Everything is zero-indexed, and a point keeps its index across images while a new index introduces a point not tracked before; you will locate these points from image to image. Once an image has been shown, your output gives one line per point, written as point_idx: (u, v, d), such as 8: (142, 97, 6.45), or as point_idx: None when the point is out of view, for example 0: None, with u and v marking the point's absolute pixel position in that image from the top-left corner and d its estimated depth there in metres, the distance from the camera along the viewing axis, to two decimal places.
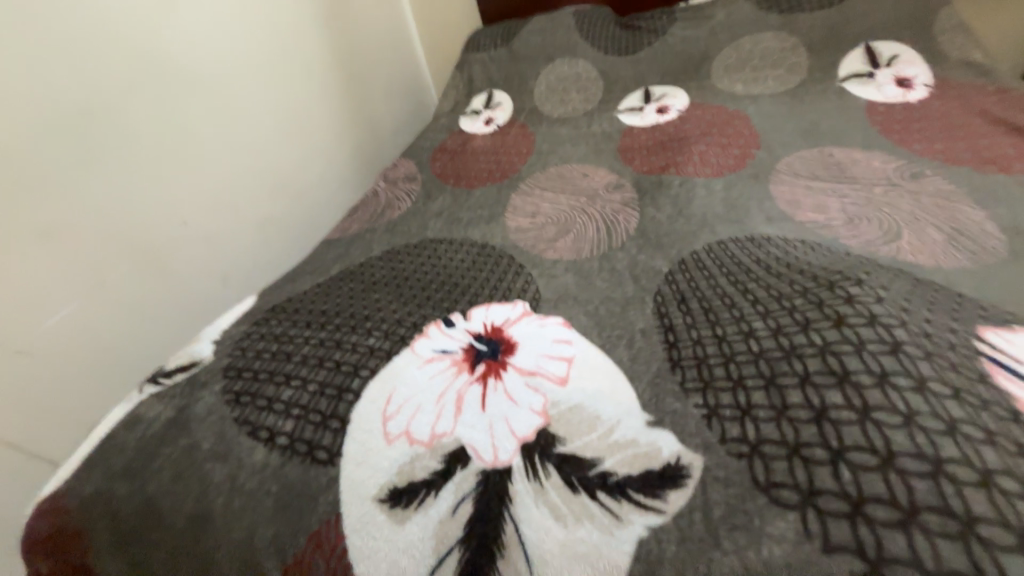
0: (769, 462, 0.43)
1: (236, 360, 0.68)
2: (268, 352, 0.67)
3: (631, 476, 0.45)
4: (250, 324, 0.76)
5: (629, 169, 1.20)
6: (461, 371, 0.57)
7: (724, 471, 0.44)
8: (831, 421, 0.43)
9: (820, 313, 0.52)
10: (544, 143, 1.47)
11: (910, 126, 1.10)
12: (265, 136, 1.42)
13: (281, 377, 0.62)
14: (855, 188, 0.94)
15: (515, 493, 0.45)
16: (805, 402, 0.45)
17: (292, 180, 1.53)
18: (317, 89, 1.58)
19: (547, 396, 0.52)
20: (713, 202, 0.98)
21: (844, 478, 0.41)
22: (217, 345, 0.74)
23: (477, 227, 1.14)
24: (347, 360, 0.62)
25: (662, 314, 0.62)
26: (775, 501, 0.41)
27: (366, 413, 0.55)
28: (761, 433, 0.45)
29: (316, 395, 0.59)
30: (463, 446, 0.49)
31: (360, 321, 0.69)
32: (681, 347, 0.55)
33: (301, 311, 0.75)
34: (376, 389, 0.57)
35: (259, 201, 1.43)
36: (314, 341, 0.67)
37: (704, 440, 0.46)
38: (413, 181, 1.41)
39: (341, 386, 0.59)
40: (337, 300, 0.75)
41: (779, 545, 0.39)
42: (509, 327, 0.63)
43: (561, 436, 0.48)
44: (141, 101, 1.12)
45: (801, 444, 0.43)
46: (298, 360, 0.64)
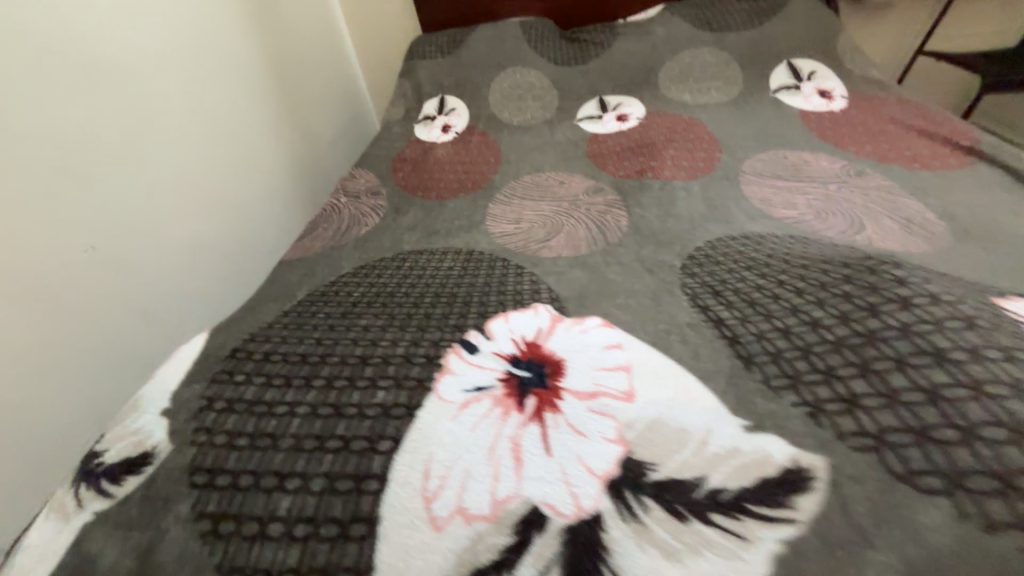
0: (905, 453, 0.41)
1: (191, 453, 0.50)
2: (244, 436, 0.50)
3: (747, 490, 0.40)
4: (201, 382, 0.58)
5: (604, 175, 1.22)
6: (507, 411, 0.49)
7: (854, 468, 0.41)
8: (947, 401, 0.42)
9: (881, 296, 0.52)
10: (511, 152, 1.44)
11: (841, 131, 1.24)
12: (194, 143, 1.21)
13: (270, 478, 0.47)
14: (815, 185, 1.03)
15: (613, 541, 0.39)
16: (913, 385, 0.44)
17: (224, 194, 1.32)
18: (249, 91, 1.39)
19: (618, 418, 0.48)
20: (695, 203, 1.01)
21: (985, 455, 0.39)
22: (173, 421, 0.54)
23: (458, 235, 1.06)
24: (358, 435, 0.49)
25: (703, 310, 0.61)
26: (925, 492, 0.39)
27: (400, 507, 0.43)
28: (881, 423, 0.43)
29: (326, 495, 0.45)
30: (536, 506, 0.41)
31: (359, 373, 0.55)
32: (744, 343, 0.54)
33: (273, 363, 0.58)
34: (407, 464, 0.46)
35: (190, 221, 1.22)
36: (304, 412, 0.52)
37: (819, 439, 0.43)
38: (378, 195, 1.29)
39: (358, 474, 0.46)
40: (320, 345, 0.60)
41: (939, 534, 0.37)
42: (547, 340, 0.57)
43: (650, 461, 0.44)
44: (24, 96, 0.87)
45: (927, 428, 0.41)
46: (289, 445, 0.49)
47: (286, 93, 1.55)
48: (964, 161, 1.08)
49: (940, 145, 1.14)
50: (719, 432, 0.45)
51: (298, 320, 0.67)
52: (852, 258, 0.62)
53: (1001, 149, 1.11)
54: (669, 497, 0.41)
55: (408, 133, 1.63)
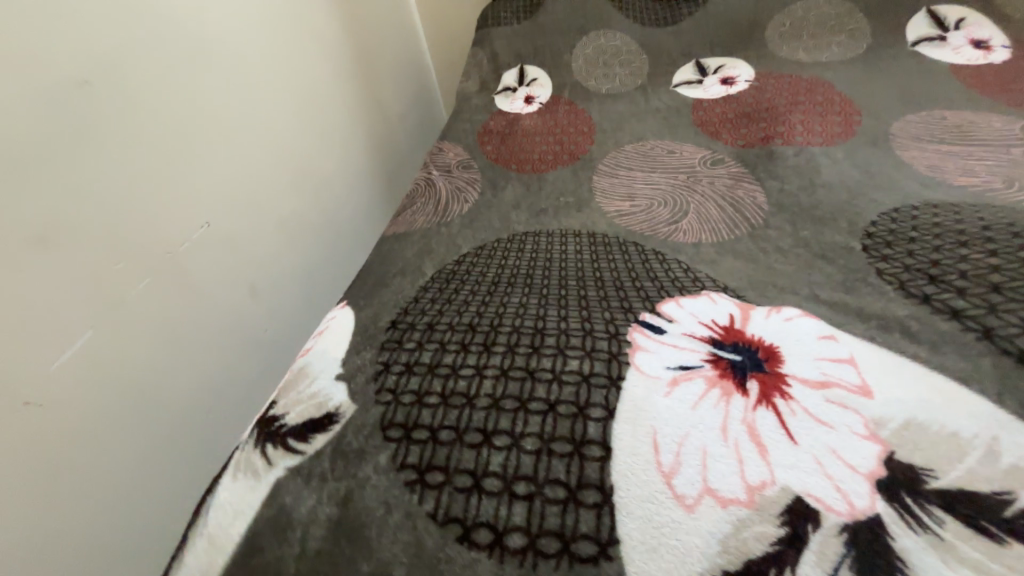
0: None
1: (384, 412, 0.48)
2: (434, 395, 0.48)
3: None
4: (375, 349, 0.56)
5: (721, 144, 1.10)
6: (727, 393, 0.44)
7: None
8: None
9: None
10: (606, 121, 1.35)
11: (1008, 86, 1.06)
12: (282, 117, 1.17)
13: (475, 434, 0.44)
14: (992, 149, 0.88)
15: (909, 552, 0.33)
16: None
17: (312, 172, 1.29)
18: (330, 67, 1.35)
19: (862, 413, 0.41)
20: (844, 170, 0.89)
21: None
22: (352, 384, 0.52)
23: (568, 214, 0.99)
24: (562, 399, 0.45)
25: (926, 296, 0.52)
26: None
27: (631, 475, 0.40)
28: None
29: (543, 457, 0.42)
30: (801, 497, 0.36)
31: (541, 341, 0.52)
32: (1008, 336, 0.46)
33: (441, 329, 0.56)
34: (629, 431, 0.42)
35: (283, 198, 1.18)
36: (494, 373, 0.49)
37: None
38: (471, 169, 1.24)
39: (575, 438, 0.42)
40: (484, 315, 0.57)
41: None
42: (747, 325, 0.51)
43: (925, 467, 0.37)
44: (157, 65, 0.86)
45: None
46: (488, 403, 0.46)
47: (365, 73, 1.51)
48: None
49: None
50: (1008, 440, 0.38)
51: (446, 291, 0.64)
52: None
53: None
54: (969, 511, 0.34)
55: (489, 104, 1.55)
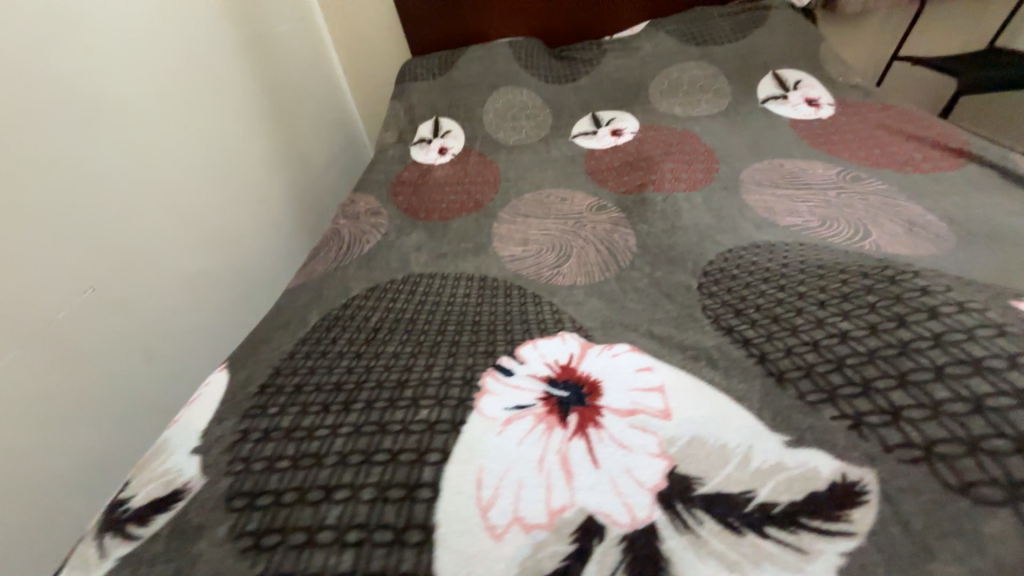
0: (959, 465, 0.38)
1: (236, 482, 0.48)
2: (285, 459, 0.49)
3: (798, 503, 0.40)
4: (241, 417, 0.57)
5: (606, 191, 1.23)
6: (551, 427, 0.49)
7: (903, 481, 0.39)
8: (997, 409, 0.40)
9: (907, 306, 0.50)
10: (511, 171, 1.45)
11: (832, 138, 1.26)
12: (189, 172, 1.16)
13: (317, 492, 0.46)
14: (814, 193, 1.05)
15: (671, 552, 0.39)
16: (956, 396, 0.41)
17: (224, 224, 1.28)
18: (246, 122, 1.36)
19: (658, 434, 0.47)
20: (699, 213, 1.03)
21: None
22: (206, 455, 0.53)
23: (466, 260, 1.04)
24: (405, 447, 0.48)
25: (727, 329, 0.61)
26: (983, 503, 0.36)
27: (452, 512, 0.42)
28: (927, 435, 0.40)
29: (378, 503, 0.44)
30: (593, 515, 0.42)
31: (400, 393, 0.55)
32: (774, 358, 0.53)
33: (308, 392, 0.58)
34: (457, 472, 0.45)
35: (189, 250, 1.16)
36: (348, 431, 0.51)
37: (864, 452, 0.41)
38: (378, 215, 1.29)
39: (409, 482, 0.45)
40: (354, 373, 0.61)
41: (1008, 545, 0.34)
42: (580, 364, 0.58)
43: (696, 475, 0.43)
44: (55, 135, 0.87)
45: (978, 439, 0.39)
46: (334, 461, 0.48)
47: (286, 127, 1.54)
48: (957, 163, 1.08)
49: (931, 147, 1.15)
50: (761, 447, 0.45)
51: (323, 350, 0.67)
52: (871, 265, 0.64)
53: (992, 148, 1.11)
54: (721, 511, 0.41)
55: (404, 155, 1.63)
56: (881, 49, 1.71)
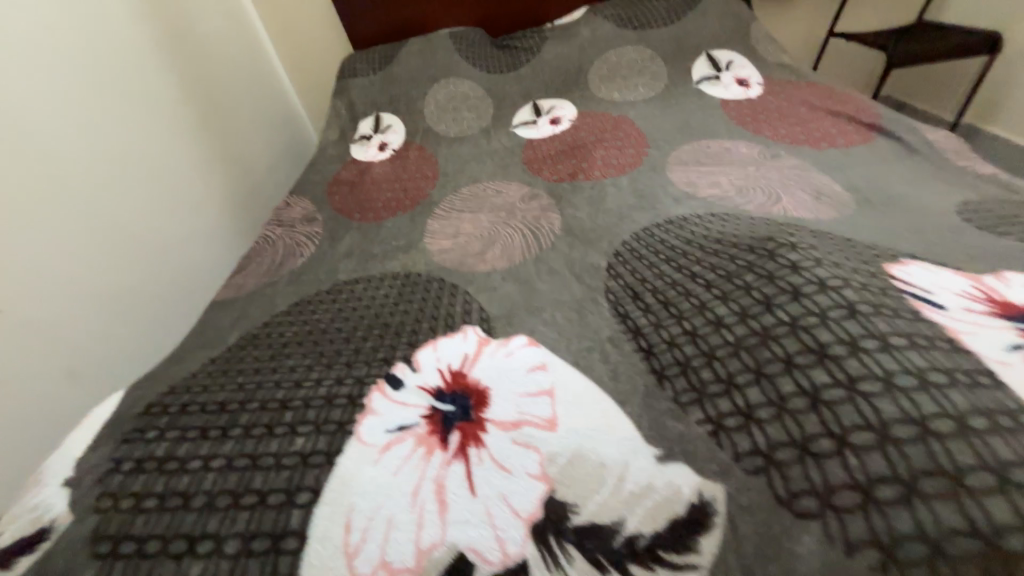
0: (786, 472, 0.38)
1: (103, 524, 0.48)
2: (153, 498, 0.49)
3: (662, 533, 0.39)
4: (121, 443, 0.56)
5: (540, 180, 1.23)
6: (430, 451, 0.49)
7: (746, 495, 0.39)
8: (827, 404, 0.39)
9: (776, 288, 0.50)
10: (450, 165, 1.43)
11: (758, 117, 1.28)
12: (110, 187, 1.10)
13: (181, 541, 0.45)
14: (734, 168, 1.07)
15: None
16: (799, 389, 0.41)
17: (156, 238, 1.21)
18: (178, 132, 1.30)
19: (541, 450, 0.46)
20: (624, 195, 1.04)
21: (852, 466, 0.36)
22: (79, 490, 0.52)
23: (395, 257, 1.03)
24: (275, 488, 0.48)
25: (623, 316, 0.62)
26: (799, 515, 0.37)
27: (318, 564, 0.42)
28: (770, 438, 0.40)
29: (241, 558, 0.43)
30: (463, 553, 0.41)
31: (280, 418, 0.54)
32: (658, 353, 0.53)
33: (190, 415, 0.58)
34: (327, 515, 0.45)
35: (116, 267, 1.10)
36: (219, 464, 0.51)
37: (719, 464, 0.41)
38: (314, 222, 1.25)
39: (275, 532, 0.44)
40: (241, 390, 0.60)
41: (806, 560, 0.35)
42: (472, 368, 0.57)
43: (572, 503, 0.42)
44: None
45: (807, 439, 0.38)
46: (202, 502, 0.47)
47: (223, 132, 1.46)
48: (868, 137, 1.11)
49: (846, 121, 1.18)
50: (636, 465, 0.43)
51: (225, 367, 0.66)
52: (760, 237, 0.64)
53: (901, 120, 1.15)
54: (591, 544, 0.40)
55: (343, 155, 1.58)
56: (812, 28, 1.75)
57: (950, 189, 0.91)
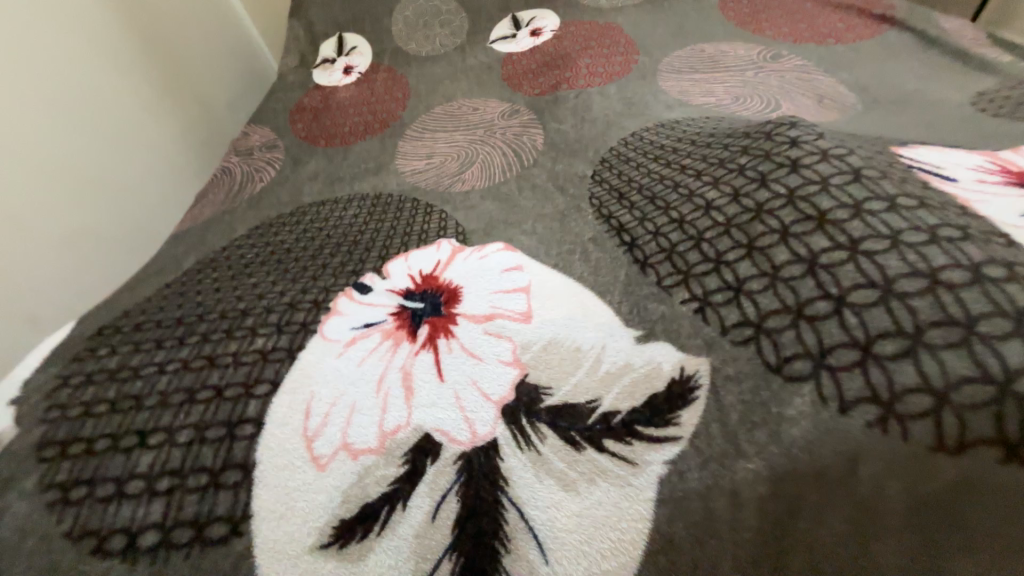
0: (776, 337, 0.34)
1: (51, 429, 0.44)
2: (104, 403, 0.45)
3: (640, 409, 0.37)
4: (70, 361, 0.52)
5: (520, 96, 1.12)
6: (397, 342, 0.45)
7: (734, 366, 0.35)
8: (827, 267, 0.35)
9: (773, 163, 0.45)
10: (421, 85, 1.29)
11: (758, 13, 1.14)
12: (39, 126, 0.93)
13: (131, 437, 0.42)
14: (731, 74, 0.97)
15: (508, 471, 0.36)
16: (794, 255, 0.36)
17: (108, 180, 1.06)
18: (122, 57, 1.07)
19: (514, 339, 0.43)
20: (611, 104, 0.94)
21: (851, 324, 0.32)
22: (22, 406, 0.48)
23: (364, 180, 0.95)
24: (231, 382, 0.44)
25: (607, 216, 0.56)
26: (791, 379, 0.33)
27: (277, 448, 0.39)
28: (761, 308, 0.36)
29: (193, 446, 0.40)
30: (428, 433, 0.38)
31: (239, 323, 0.50)
32: (642, 244, 0.48)
33: (146, 330, 0.53)
34: (286, 402, 0.42)
35: (63, 211, 0.98)
36: (175, 367, 0.47)
37: (705, 338, 0.37)
38: (274, 148, 1.14)
39: (230, 421, 0.41)
40: (201, 304, 0.56)
41: (797, 425, 0.31)
42: (444, 271, 0.53)
43: (545, 385, 0.40)
44: None
45: (804, 303, 0.34)
46: (154, 402, 0.44)
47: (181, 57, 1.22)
48: (879, 31, 1.00)
49: (856, 16, 1.06)
50: (613, 347, 0.41)
51: (186, 288, 0.61)
52: (760, 124, 0.57)
53: (917, 11, 1.03)
54: (564, 424, 0.38)
55: (306, 80, 1.40)
56: None
57: (963, 81, 0.83)
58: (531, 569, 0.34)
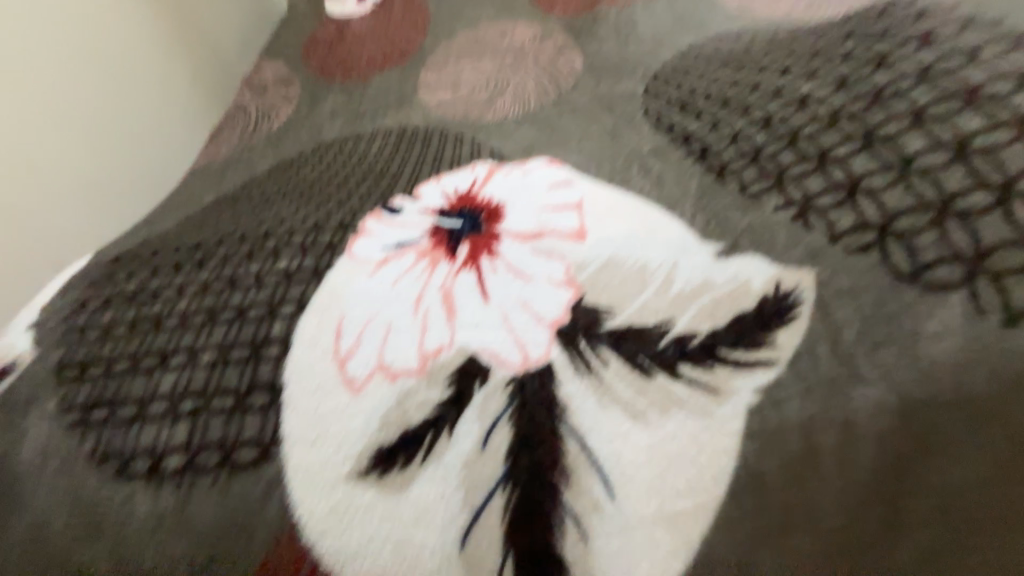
0: (912, 241, 0.28)
1: (71, 351, 0.42)
2: (123, 326, 0.42)
3: (723, 331, 0.31)
4: (88, 286, 0.49)
5: (552, 17, 0.99)
6: (434, 261, 0.40)
7: (851, 277, 0.29)
8: (985, 152, 0.28)
9: (892, 42, 0.36)
10: (441, 7, 1.14)
11: None
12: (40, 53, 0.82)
13: (152, 359, 0.39)
14: None
15: (568, 399, 0.32)
16: (934, 142, 0.30)
17: (122, 122, 0.94)
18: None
19: (567, 257, 0.38)
20: (660, 18, 0.82)
21: (1022, 219, 0.26)
22: (40, 330, 0.45)
23: (387, 113, 0.87)
24: (255, 303, 0.40)
25: (669, 127, 0.49)
26: (936, 288, 0.27)
27: (305, 369, 0.35)
28: (886, 207, 0.29)
29: (217, 368, 0.37)
30: (474, 355, 0.34)
31: (261, 245, 0.46)
32: (716, 151, 0.41)
33: (163, 256, 0.49)
34: (314, 322, 0.38)
35: (88, 149, 0.89)
36: (194, 290, 0.43)
37: (808, 247, 0.31)
38: (289, 83, 1.06)
39: (255, 342, 0.38)
40: (221, 231, 0.51)
41: (943, 341, 0.26)
42: (483, 189, 0.47)
43: (606, 307, 0.34)
44: None
45: (954, 196, 0.28)
46: (175, 324, 0.40)
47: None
48: None
49: None
50: (687, 264, 0.34)
51: (205, 220, 0.57)
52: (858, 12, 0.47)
53: None
54: (631, 348, 0.33)
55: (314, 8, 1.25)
56: None
57: None
58: (595, 503, 0.30)
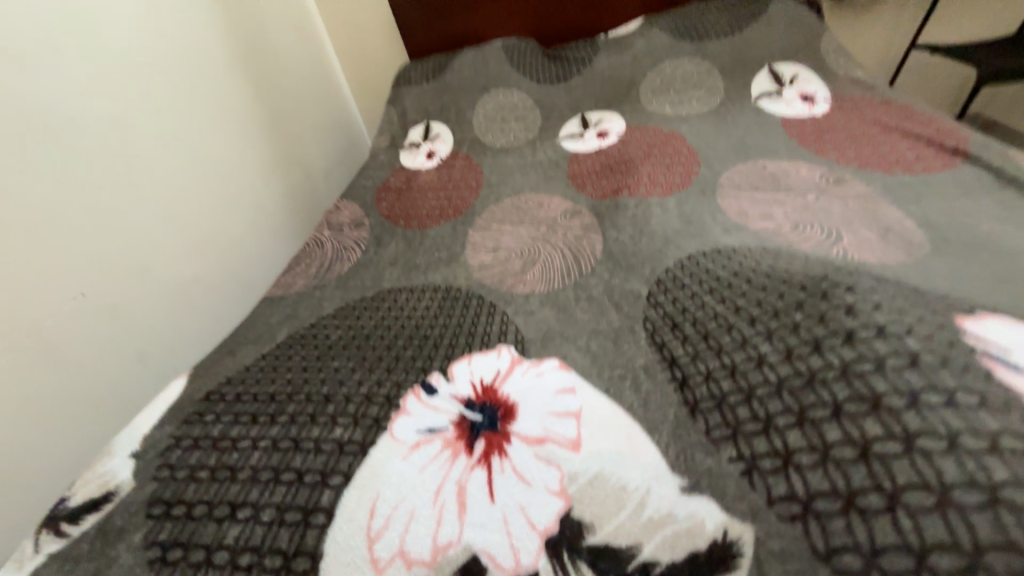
0: (827, 523, 0.36)
1: (163, 488, 0.52)
2: (205, 471, 0.53)
3: (680, 563, 0.39)
4: (181, 423, 0.61)
5: (583, 196, 1.17)
6: (456, 453, 0.50)
7: (781, 542, 0.37)
8: (879, 457, 0.37)
9: (825, 330, 0.47)
10: (493, 174, 1.36)
11: (822, 134, 1.15)
12: (203, 215, 1.13)
13: (224, 508, 0.49)
14: (790, 197, 0.98)
15: None
16: (846, 437, 0.39)
17: (208, 234, 1.15)
18: (235, 118, 1.22)
19: (563, 468, 0.46)
20: (670, 218, 0.98)
21: (904, 527, 0.34)
22: (139, 462, 0.57)
23: (437, 270, 1.04)
24: (311, 469, 0.50)
25: (659, 345, 0.58)
26: (841, 571, 0.34)
27: (343, 542, 0.44)
28: (809, 486, 0.38)
29: (274, 525, 0.46)
30: (477, 555, 0.42)
31: (322, 410, 0.57)
32: (693, 386, 0.50)
33: (244, 401, 0.61)
34: (355, 497, 0.47)
35: (206, 276, 1.15)
36: (265, 445, 0.54)
37: (750, 505, 0.40)
38: (361, 227, 1.27)
39: (307, 507, 0.47)
40: (291, 383, 0.63)
41: None
42: (504, 383, 0.57)
43: (589, 522, 0.42)
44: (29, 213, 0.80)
45: (855, 492, 0.36)
46: (247, 477, 0.51)
47: (275, 118, 1.36)
48: (949, 163, 1.01)
49: (925, 145, 1.06)
50: (658, 494, 0.43)
51: (277, 361, 0.69)
52: (815, 274, 0.58)
53: (993, 145, 1.02)
54: (605, 566, 0.40)
55: (391, 160, 1.51)
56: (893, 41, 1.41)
57: None
58: None
